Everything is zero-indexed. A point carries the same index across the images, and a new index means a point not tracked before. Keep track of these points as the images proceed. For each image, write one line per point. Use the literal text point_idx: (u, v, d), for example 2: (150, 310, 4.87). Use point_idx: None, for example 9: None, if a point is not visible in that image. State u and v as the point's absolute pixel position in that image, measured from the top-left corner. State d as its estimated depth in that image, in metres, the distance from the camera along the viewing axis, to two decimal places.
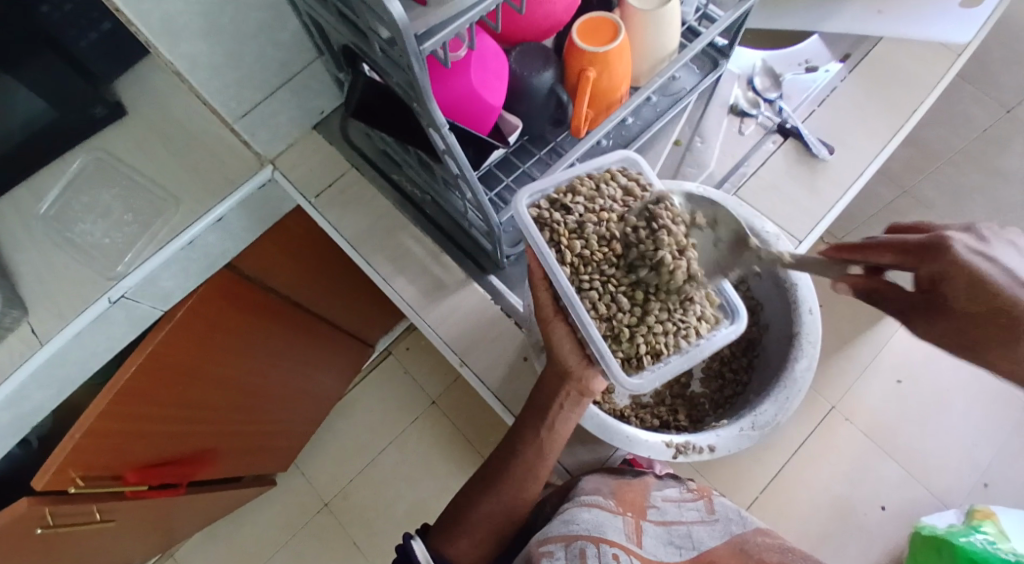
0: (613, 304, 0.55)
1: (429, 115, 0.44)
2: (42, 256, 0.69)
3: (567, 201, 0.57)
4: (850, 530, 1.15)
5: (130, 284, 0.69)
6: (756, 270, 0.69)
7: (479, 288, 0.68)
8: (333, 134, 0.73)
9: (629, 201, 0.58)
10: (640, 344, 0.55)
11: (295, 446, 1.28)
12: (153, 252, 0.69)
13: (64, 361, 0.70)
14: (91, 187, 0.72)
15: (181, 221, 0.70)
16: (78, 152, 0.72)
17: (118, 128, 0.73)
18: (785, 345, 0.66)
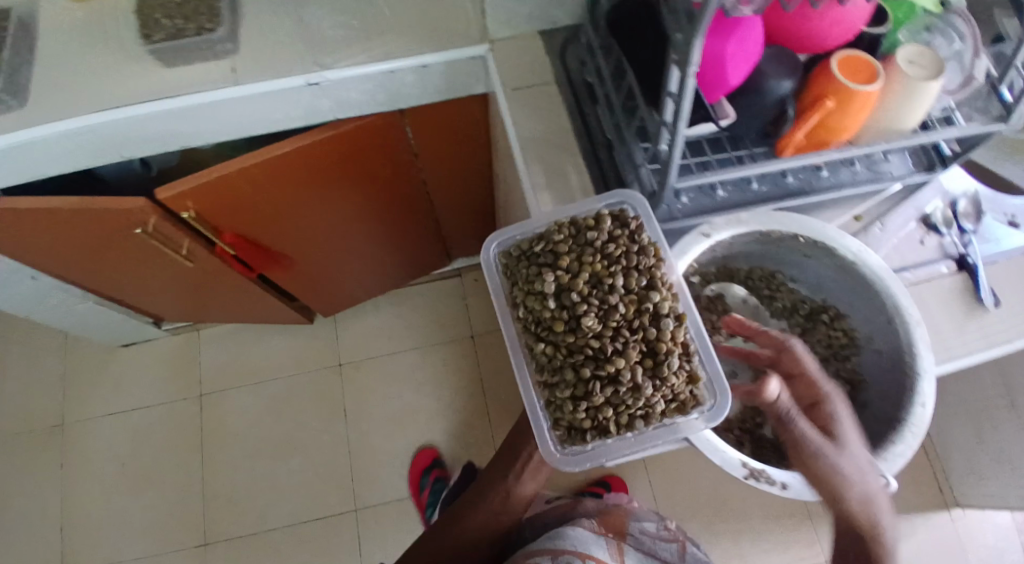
0: (560, 371, 0.54)
1: (686, 50, 0.45)
2: (266, 15, 0.75)
3: (536, 249, 0.57)
4: None
5: (326, 77, 0.73)
6: (878, 345, 0.62)
7: None
8: (552, 46, 0.76)
9: (612, 248, 0.56)
10: (583, 419, 0.52)
11: (343, 302, 1.35)
12: (358, 63, 0.74)
13: (240, 109, 0.75)
14: None
15: (393, 50, 0.75)
16: None
17: None
18: (881, 431, 0.57)
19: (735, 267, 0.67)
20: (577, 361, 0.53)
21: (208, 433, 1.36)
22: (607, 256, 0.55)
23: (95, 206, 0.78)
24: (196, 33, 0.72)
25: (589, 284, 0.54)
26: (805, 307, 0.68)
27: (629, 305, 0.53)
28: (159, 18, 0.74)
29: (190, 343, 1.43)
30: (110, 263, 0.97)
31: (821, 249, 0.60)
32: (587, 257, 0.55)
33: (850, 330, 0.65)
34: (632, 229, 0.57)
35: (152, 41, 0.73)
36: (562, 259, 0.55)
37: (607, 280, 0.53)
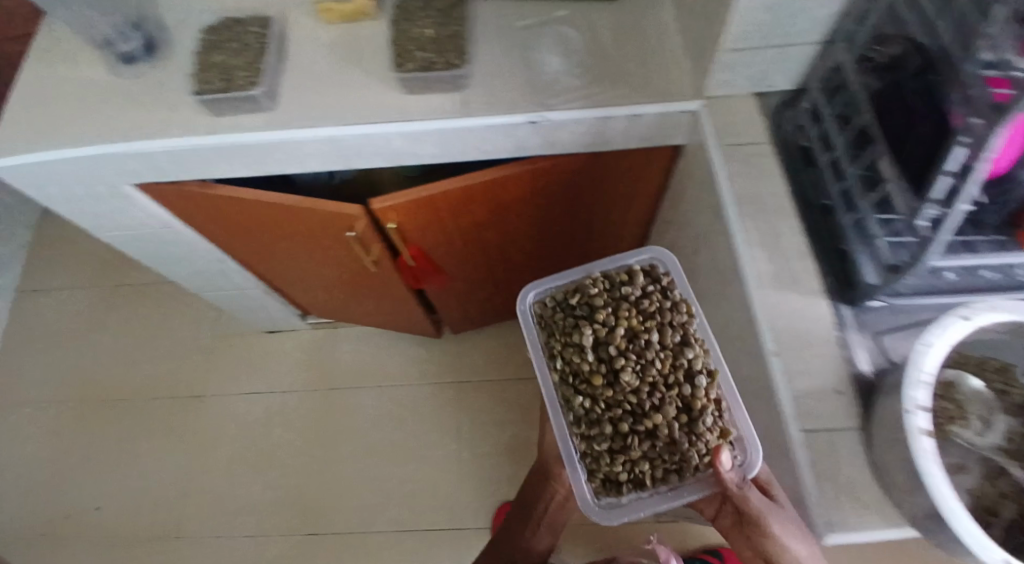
0: (599, 422, 0.65)
1: (989, 134, 0.47)
2: (498, 56, 0.81)
3: (575, 303, 0.69)
4: None
5: (551, 118, 0.77)
6: None
7: (829, 307, 0.64)
8: (769, 109, 0.77)
9: (642, 308, 0.67)
10: (621, 470, 0.64)
11: (476, 321, 1.39)
12: (579, 107, 0.77)
13: (460, 138, 0.80)
14: (563, 33, 0.83)
15: (612, 98, 0.78)
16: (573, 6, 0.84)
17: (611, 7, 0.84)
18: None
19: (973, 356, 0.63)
20: (617, 417, 0.64)
21: (331, 428, 1.43)
22: (642, 313, 0.67)
23: (320, 211, 0.86)
24: (446, 69, 0.76)
25: (627, 339, 0.65)
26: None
27: (665, 363, 0.64)
28: (410, 46, 0.77)
29: (327, 340, 1.51)
30: (300, 260, 1.06)
31: None
32: (625, 314, 0.66)
33: None
34: (664, 292, 0.69)
35: (402, 68, 0.76)
36: (597, 316, 0.67)
37: (643, 338, 0.65)
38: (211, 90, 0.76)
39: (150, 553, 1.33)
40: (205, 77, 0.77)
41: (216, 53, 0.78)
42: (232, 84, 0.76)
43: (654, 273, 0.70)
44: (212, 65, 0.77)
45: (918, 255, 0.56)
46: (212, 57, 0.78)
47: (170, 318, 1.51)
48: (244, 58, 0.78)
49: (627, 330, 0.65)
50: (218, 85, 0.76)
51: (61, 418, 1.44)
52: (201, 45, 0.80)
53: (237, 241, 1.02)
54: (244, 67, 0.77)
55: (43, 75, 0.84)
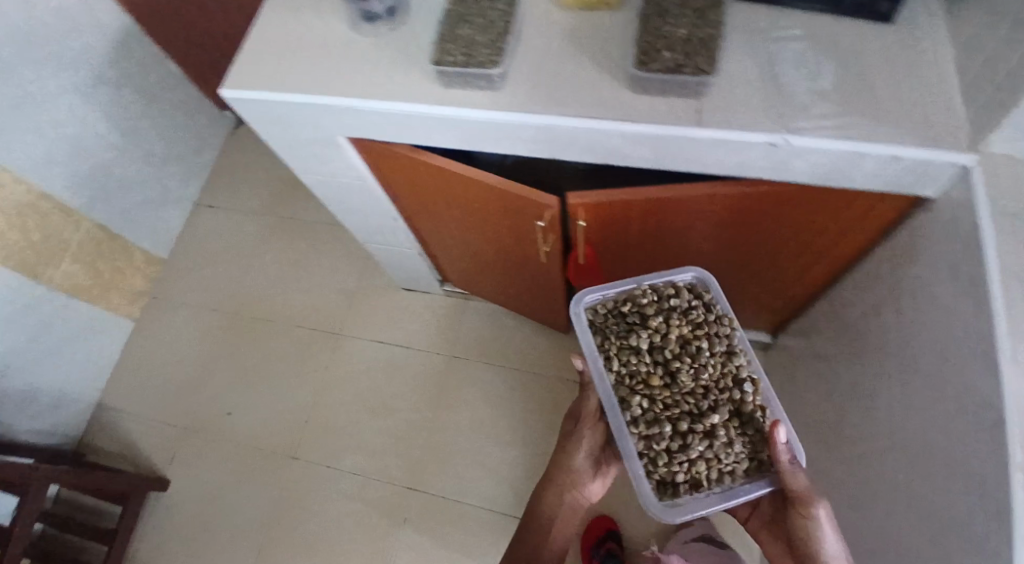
0: (657, 423, 0.76)
1: None
2: (747, 63, 0.74)
3: (628, 312, 0.83)
4: None
5: (798, 143, 0.70)
6: None
7: None
8: None
9: (686, 319, 0.82)
10: (678, 469, 0.74)
11: None
12: (830, 137, 0.69)
13: (683, 148, 0.74)
14: (818, 48, 0.75)
15: (870, 131, 0.69)
16: (835, 22, 0.76)
17: (879, 30, 0.75)
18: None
19: None
20: (676, 417, 0.76)
21: (444, 393, 1.40)
22: (694, 332, 0.81)
23: (519, 195, 0.85)
24: (695, 75, 0.70)
25: (682, 352, 0.79)
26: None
27: (713, 371, 0.79)
28: (657, 44, 0.72)
29: (455, 307, 1.49)
30: (470, 232, 1.06)
31: None
32: (680, 329, 0.81)
33: None
34: (708, 308, 0.84)
35: (644, 67, 0.71)
36: (649, 324, 0.81)
37: (693, 346, 0.79)
38: (449, 58, 0.75)
39: (260, 472, 1.38)
40: (445, 45, 0.77)
41: (460, 24, 0.78)
42: (470, 55, 0.75)
43: (696, 293, 0.85)
44: (454, 35, 0.77)
45: None
46: (456, 27, 0.78)
47: (319, 257, 1.57)
48: (485, 32, 0.77)
49: (679, 338, 0.81)
50: (456, 55, 0.75)
51: (209, 328, 1.53)
52: (444, 14, 0.80)
53: (417, 203, 1.03)
54: (485, 40, 0.76)
55: (288, 17, 0.86)
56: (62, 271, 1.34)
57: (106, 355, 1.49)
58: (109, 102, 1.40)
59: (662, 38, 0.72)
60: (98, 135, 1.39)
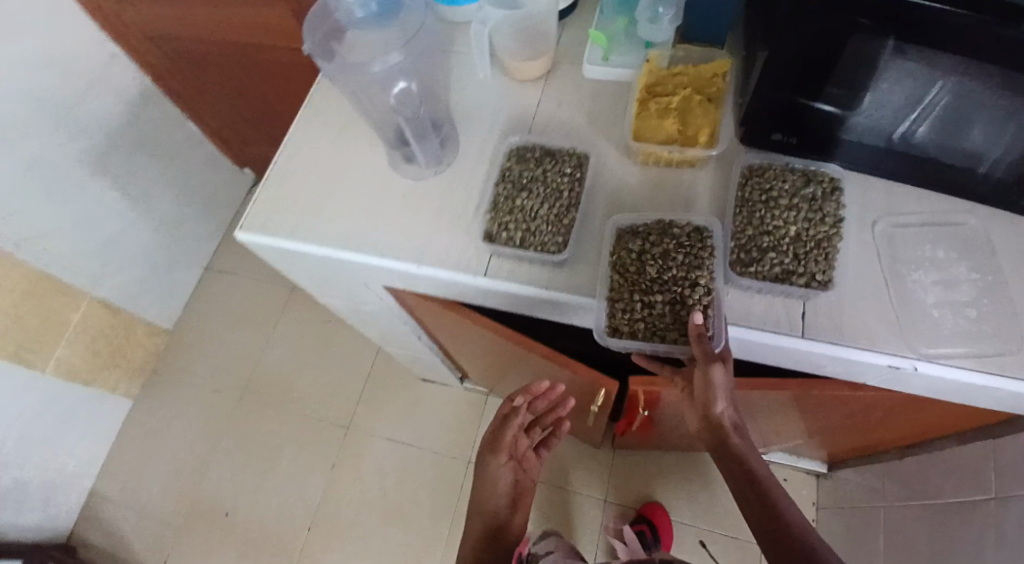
0: (611, 289, 0.61)
1: None
2: (862, 258, 0.61)
3: (637, 228, 0.63)
4: None
5: (926, 373, 0.57)
6: None
7: None
8: None
9: (688, 241, 0.61)
10: (620, 322, 0.60)
11: (650, 444, 1.22)
12: (964, 369, 0.57)
13: (776, 353, 0.62)
14: (941, 239, 0.62)
15: (1014, 364, 0.56)
16: (961, 207, 0.63)
17: (1015, 220, 0.62)
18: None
19: None
20: (627, 285, 0.61)
21: (458, 505, 1.28)
22: (681, 240, 0.62)
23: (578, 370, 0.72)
24: (806, 286, 0.57)
25: (658, 252, 0.62)
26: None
27: (684, 267, 0.61)
28: (762, 240, 0.59)
29: (475, 406, 1.36)
30: (506, 367, 0.93)
31: None
32: (664, 237, 0.62)
33: None
34: (704, 239, 0.61)
35: (740, 270, 0.59)
36: (647, 232, 0.62)
37: (674, 253, 0.61)
38: (505, 241, 0.64)
39: None
40: (500, 222, 0.65)
41: (520, 192, 0.66)
42: (530, 240, 0.64)
43: (703, 229, 0.62)
44: (511, 209, 0.66)
45: None
46: (514, 195, 0.66)
47: (333, 338, 1.46)
48: (548, 207, 0.65)
49: (665, 244, 0.61)
50: (514, 237, 0.64)
51: (212, 410, 1.43)
52: (500, 174, 0.68)
53: (449, 334, 0.91)
54: (548, 219, 0.65)
55: (319, 149, 0.76)
56: (56, 359, 1.25)
57: (100, 436, 1.39)
58: (118, 173, 1.31)
59: (767, 230, 0.59)
60: (104, 206, 1.30)
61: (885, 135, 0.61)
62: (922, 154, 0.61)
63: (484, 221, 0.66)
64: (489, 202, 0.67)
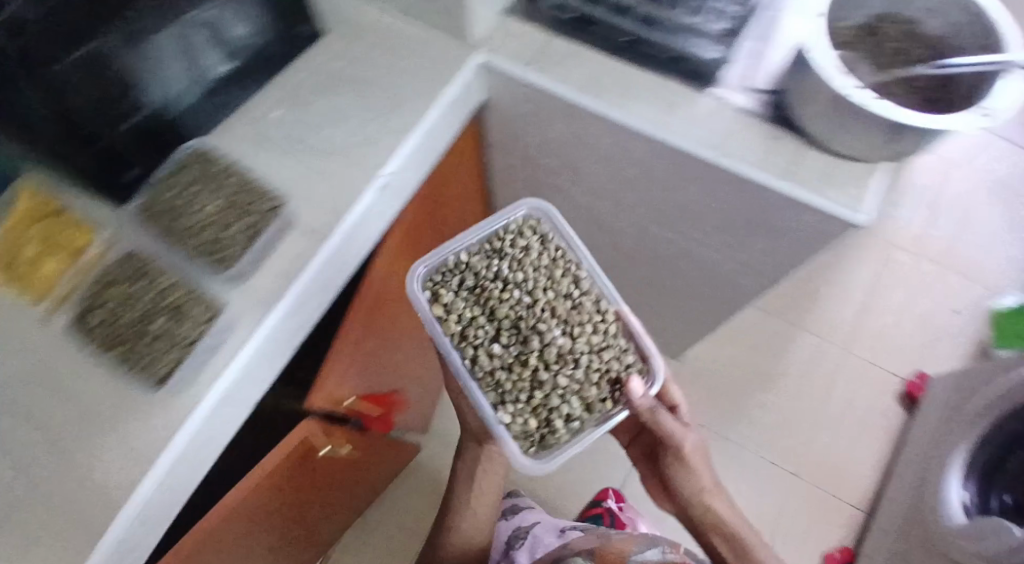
0: (127, 357, 0.60)
1: None
2: (287, 161, 0.70)
3: (89, 307, 0.62)
4: (936, 338, 1.37)
5: (388, 170, 0.69)
6: (929, 6, 0.70)
7: (712, 98, 0.74)
8: (529, 12, 0.80)
9: (130, 273, 0.64)
10: (155, 363, 0.59)
11: (425, 409, 1.24)
12: (400, 138, 0.71)
13: (337, 264, 0.68)
14: (299, 103, 0.73)
15: (416, 108, 0.72)
16: (279, 80, 0.74)
17: (316, 50, 0.77)
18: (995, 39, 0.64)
19: (841, 24, 0.72)
20: (131, 341, 0.61)
21: None
22: (127, 282, 0.63)
23: (283, 466, 0.69)
24: (274, 211, 0.65)
25: (127, 303, 0.62)
26: (864, 31, 0.71)
27: (150, 290, 0.63)
28: (207, 233, 0.65)
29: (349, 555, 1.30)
30: (269, 530, 0.84)
31: None
32: (116, 291, 0.63)
33: (905, 19, 0.72)
34: (138, 261, 0.64)
35: (222, 263, 0.63)
36: (101, 301, 0.62)
37: (134, 290, 0.63)
38: (564, 425, 0.69)
39: None
40: (538, 418, 0.69)
41: (528, 348, 0.70)
42: (594, 397, 0.69)
43: (129, 257, 0.64)
44: (538, 378, 0.69)
45: None
46: (523, 355, 0.69)
47: None
48: (561, 328, 0.71)
49: (122, 292, 0.63)
50: (570, 417, 0.69)
51: None
52: (468, 338, 0.70)
53: None
54: (589, 351, 0.71)
55: None
56: None
57: None
58: None
59: (202, 227, 0.65)
60: None
61: (198, 94, 0.67)
62: (225, 81, 0.69)
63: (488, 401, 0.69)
64: (480, 373, 0.70)
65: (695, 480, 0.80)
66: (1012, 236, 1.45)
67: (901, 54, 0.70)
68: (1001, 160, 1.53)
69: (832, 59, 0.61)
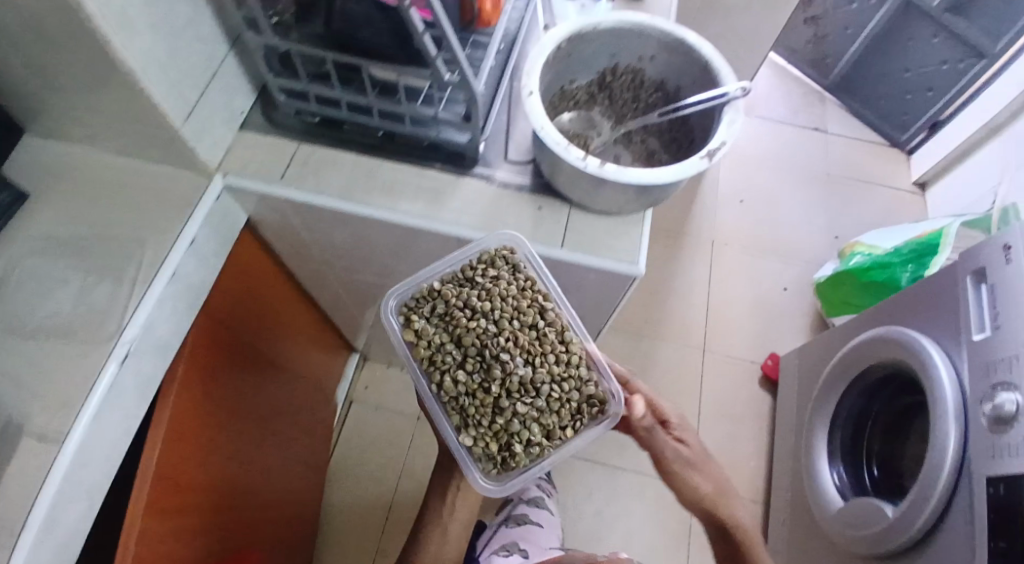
0: None
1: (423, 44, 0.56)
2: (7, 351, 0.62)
3: None
4: (773, 318, 1.46)
5: (131, 338, 0.64)
6: (647, 53, 0.71)
7: (473, 179, 0.73)
8: (266, 124, 0.75)
9: None
10: None
11: (301, 536, 1.17)
12: (141, 296, 0.66)
13: (91, 454, 0.62)
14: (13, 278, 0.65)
15: (155, 255, 0.67)
16: None
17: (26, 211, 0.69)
18: (704, 76, 0.68)
19: (569, 85, 0.74)
20: None
21: None
22: None
23: None
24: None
25: None
26: (594, 88, 0.75)
27: None
28: None
29: None
30: None
31: (575, 40, 0.68)
32: None
33: (629, 67, 0.73)
34: None
35: None
36: None
37: None
38: (525, 451, 0.58)
39: None
40: (494, 441, 0.59)
41: (489, 370, 0.58)
42: (555, 425, 0.59)
43: None
44: (498, 405, 0.58)
45: (469, 89, 0.63)
46: (485, 382, 0.58)
47: None
48: (532, 348, 0.60)
49: None
50: (530, 444, 0.59)
51: None
52: (436, 363, 0.59)
53: None
54: (552, 377, 0.60)
55: None
56: None
57: None
58: None
59: None
60: None
61: None
62: None
63: (450, 423, 0.60)
64: (444, 398, 0.59)
65: (698, 472, 0.71)
66: (811, 208, 1.57)
67: (626, 106, 0.76)
68: (789, 139, 1.66)
69: (558, 132, 0.60)
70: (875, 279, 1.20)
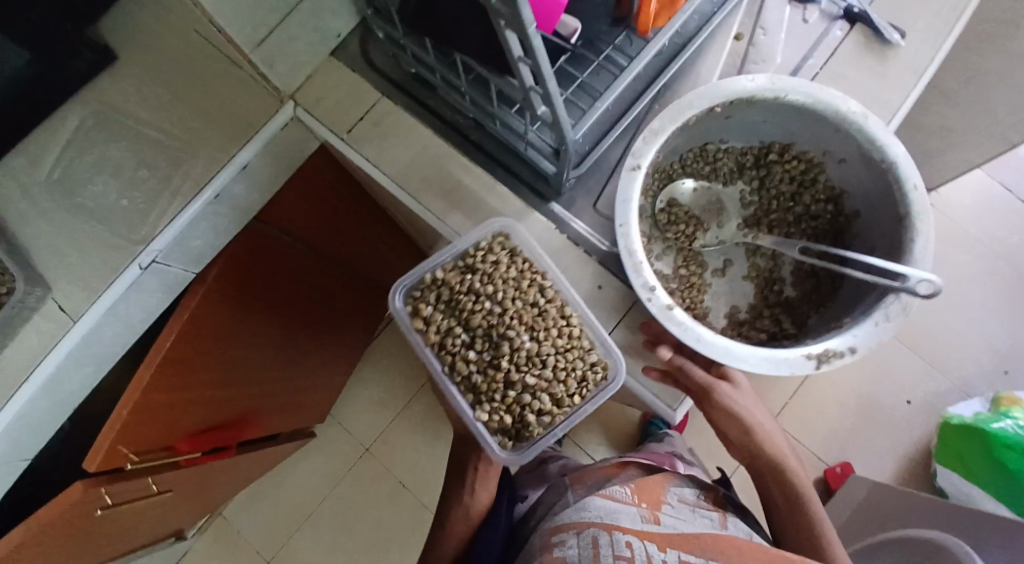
0: None
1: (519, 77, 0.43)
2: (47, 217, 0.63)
3: None
4: (873, 425, 1.20)
5: (157, 248, 0.64)
6: (839, 154, 0.56)
7: (541, 217, 0.62)
8: (355, 60, 0.66)
9: None
10: None
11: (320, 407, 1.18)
12: (180, 209, 0.64)
13: (99, 339, 0.65)
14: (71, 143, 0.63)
15: (203, 172, 0.65)
16: None
17: None
18: (893, 231, 0.52)
19: (713, 144, 0.59)
20: None
21: None
22: None
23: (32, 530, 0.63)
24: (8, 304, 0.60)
25: None
26: (747, 159, 0.60)
27: None
28: None
29: (224, 530, 1.25)
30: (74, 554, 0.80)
31: (739, 104, 0.54)
32: None
33: (802, 154, 0.59)
34: None
35: None
36: None
37: None
38: (536, 419, 0.58)
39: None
40: (507, 412, 0.58)
41: (497, 351, 0.57)
42: (564, 393, 0.58)
43: None
44: (508, 379, 0.57)
45: (559, 134, 0.50)
46: (494, 361, 0.58)
47: None
48: (541, 333, 0.58)
49: None
50: (541, 411, 0.58)
51: None
52: (445, 347, 0.58)
53: None
54: (557, 350, 0.58)
55: None
56: None
57: None
58: None
59: None
60: None
61: None
62: None
63: (462, 399, 0.59)
64: (456, 378, 0.59)
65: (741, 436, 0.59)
66: (994, 322, 1.22)
67: (775, 201, 0.60)
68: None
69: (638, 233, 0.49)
70: (1005, 462, 0.95)
